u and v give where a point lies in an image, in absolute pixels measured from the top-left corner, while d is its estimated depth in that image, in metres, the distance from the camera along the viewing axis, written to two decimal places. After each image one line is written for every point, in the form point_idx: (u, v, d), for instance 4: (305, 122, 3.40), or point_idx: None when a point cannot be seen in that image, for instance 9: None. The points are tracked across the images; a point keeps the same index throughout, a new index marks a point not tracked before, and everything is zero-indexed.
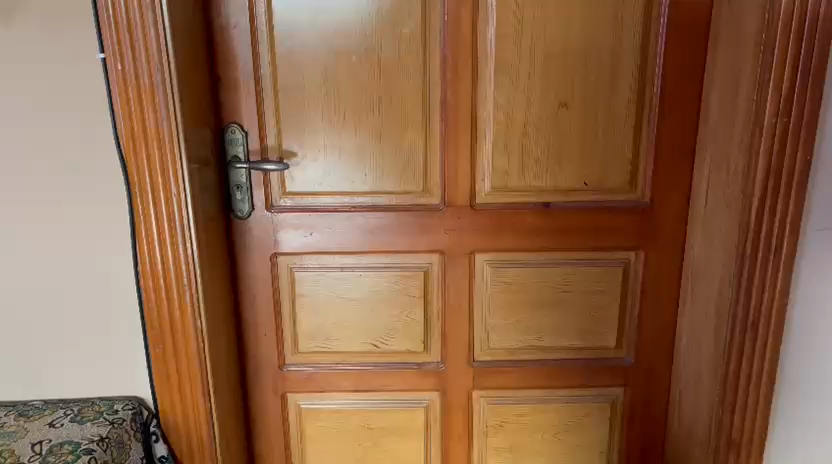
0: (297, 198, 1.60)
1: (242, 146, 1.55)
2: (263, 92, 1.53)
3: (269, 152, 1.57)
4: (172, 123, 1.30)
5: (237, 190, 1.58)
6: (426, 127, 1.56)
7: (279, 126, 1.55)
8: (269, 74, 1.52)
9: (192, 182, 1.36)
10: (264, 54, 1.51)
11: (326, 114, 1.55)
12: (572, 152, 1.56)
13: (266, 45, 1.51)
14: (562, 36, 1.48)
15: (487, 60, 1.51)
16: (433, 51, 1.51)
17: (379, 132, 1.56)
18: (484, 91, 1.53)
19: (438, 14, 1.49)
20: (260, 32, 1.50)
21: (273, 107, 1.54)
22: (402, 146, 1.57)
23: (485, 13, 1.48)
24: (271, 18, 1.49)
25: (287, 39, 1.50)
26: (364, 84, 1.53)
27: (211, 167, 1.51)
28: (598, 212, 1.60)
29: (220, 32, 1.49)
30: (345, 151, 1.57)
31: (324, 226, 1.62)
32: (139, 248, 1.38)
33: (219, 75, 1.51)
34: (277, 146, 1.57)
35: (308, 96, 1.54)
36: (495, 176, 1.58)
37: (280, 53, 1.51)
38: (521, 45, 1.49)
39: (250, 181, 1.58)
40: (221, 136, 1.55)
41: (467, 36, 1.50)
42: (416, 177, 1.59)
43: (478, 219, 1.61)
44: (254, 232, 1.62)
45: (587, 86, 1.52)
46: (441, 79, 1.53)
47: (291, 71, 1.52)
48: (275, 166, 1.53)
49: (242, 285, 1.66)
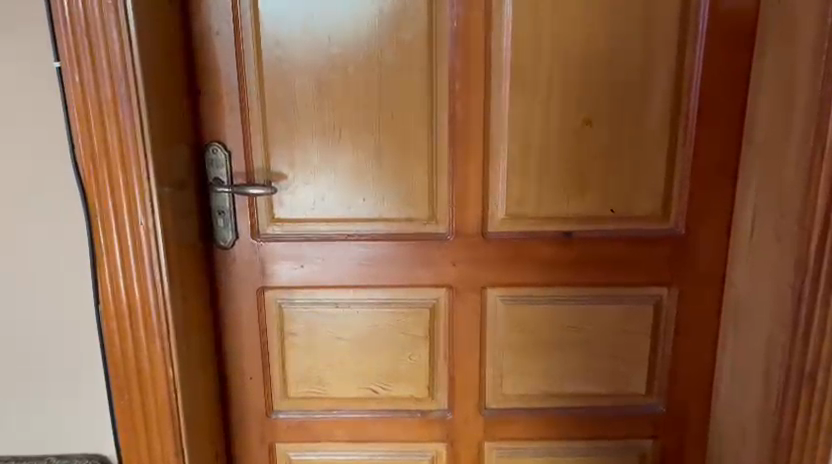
0: (286, 225, 1.43)
1: (224, 168, 1.38)
2: (248, 105, 1.36)
3: (256, 174, 1.40)
4: (138, 141, 1.13)
5: (219, 216, 1.40)
6: (432, 146, 1.38)
7: (266, 144, 1.38)
8: (255, 85, 1.35)
9: (162, 209, 1.19)
10: (249, 63, 1.34)
11: (320, 130, 1.37)
12: (597, 174, 1.38)
13: (251, 52, 1.33)
14: (586, 42, 1.31)
15: (501, 70, 1.33)
16: (440, 61, 1.34)
17: (379, 151, 1.38)
18: (498, 105, 1.35)
19: (446, 17, 1.31)
20: (245, 37, 1.33)
21: (260, 122, 1.37)
22: (404, 167, 1.39)
23: (499, 16, 1.31)
24: (257, 22, 1.32)
25: (275, 45, 1.33)
26: (361, 97, 1.35)
27: (188, 190, 1.33)
28: (626, 242, 1.42)
29: (200, 38, 1.32)
30: (341, 172, 1.40)
31: (318, 256, 1.44)
32: (101, 284, 1.20)
33: (200, 87, 1.34)
34: (264, 167, 1.39)
35: (299, 110, 1.36)
36: (510, 201, 1.40)
37: (267, 60, 1.34)
38: (539, 51, 1.32)
39: (233, 206, 1.40)
40: (202, 156, 1.37)
41: (478, 43, 1.32)
42: (421, 202, 1.41)
43: (490, 249, 1.43)
44: (239, 263, 1.44)
45: (614, 100, 1.34)
46: (449, 91, 1.35)
47: (279, 82, 1.35)
48: (265, 191, 1.36)
49: (226, 323, 1.48)
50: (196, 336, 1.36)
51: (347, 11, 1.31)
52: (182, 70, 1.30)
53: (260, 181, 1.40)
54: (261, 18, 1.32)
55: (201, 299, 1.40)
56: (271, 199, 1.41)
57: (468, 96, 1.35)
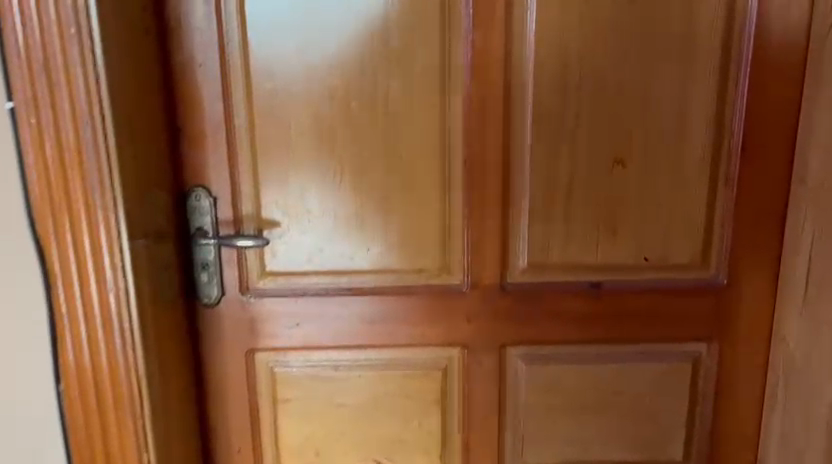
0: (280, 280, 1.26)
1: (209, 216, 1.21)
2: (237, 145, 1.20)
3: (245, 222, 1.23)
4: (107, 193, 0.96)
5: (203, 270, 1.23)
6: (444, 188, 1.23)
7: (256, 188, 1.22)
8: (244, 122, 1.19)
9: (136, 270, 1.02)
10: (236, 96, 1.18)
11: (318, 171, 1.21)
12: (629, 219, 1.23)
13: (239, 85, 1.17)
14: (618, 72, 1.17)
15: (522, 103, 1.18)
16: (454, 94, 1.19)
17: (384, 194, 1.23)
18: (519, 143, 1.20)
19: (459, 45, 1.17)
20: (232, 68, 1.17)
21: (249, 163, 1.21)
22: (413, 212, 1.24)
23: (520, 44, 1.16)
24: (246, 50, 1.16)
25: (266, 76, 1.17)
26: (365, 134, 1.20)
27: (168, 243, 1.16)
28: (661, 293, 1.27)
29: (181, 69, 1.16)
30: (342, 219, 1.24)
31: (316, 314, 1.27)
32: (62, 362, 1.01)
33: (180, 124, 1.18)
34: (254, 213, 1.23)
35: (294, 149, 1.20)
36: (532, 249, 1.25)
37: (257, 94, 1.18)
38: (565, 83, 1.17)
39: (219, 259, 1.23)
40: (182, 203, 1.20)
41: (496, 73, 1.18)
42: (432, 252, 1.25)
43: (510, 303, 1.27)
44: (225, 322, 1.27)
45: (649, 136, 1.19)
46: (464, 127, 1.20)
47: (271, 118, 1.19)
48: (255, 242, 1.20)
49: (210, 389, 1.30)
50: (177, 410, 1.18)
51: (348, 38, 1.16)
52: (160, 106, 1.14)
53: (250, 231, 1.23)
54: (250, 46, 1.16)
55: (183, 366, 1.22)
56: (262, 250, 1.24)
57: (485, 132, 1.20)
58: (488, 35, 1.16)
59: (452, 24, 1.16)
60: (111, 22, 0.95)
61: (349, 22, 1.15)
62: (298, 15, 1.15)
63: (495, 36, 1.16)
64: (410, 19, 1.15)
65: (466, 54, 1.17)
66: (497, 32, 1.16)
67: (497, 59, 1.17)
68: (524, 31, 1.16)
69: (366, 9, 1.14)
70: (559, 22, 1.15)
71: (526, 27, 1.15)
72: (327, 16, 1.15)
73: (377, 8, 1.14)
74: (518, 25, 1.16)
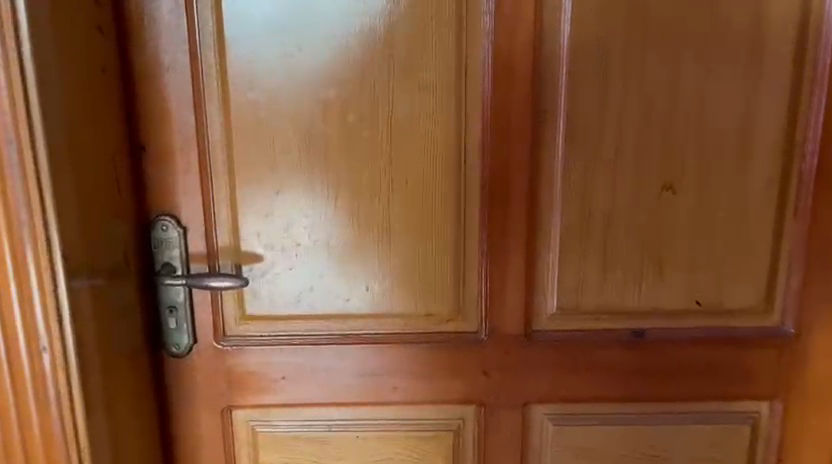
0: (262, 327, 1.06)
1: (177, 251, 1.01)
2: (211, 167, 1.00)
3: (221, 259, 1.03)
4: (39, 228, 0.76)
5: (171, 315, 1.03)
6: (459, 219, 1.03)
7: (235, 218, 1.02)
8: (220, 140, 0.99)
9: (80, 322, 0.82)
10: (210, 109, 0.98)
11: (308, 199, 1.02)
12: (679, 257, 1.03)
13: (215, 95, 0.98)
14: (669, 83, 0.97)
15: (553, 119, 0.99)
16: (471, 108, 0.99)
17: (387, 226, 1.03)
18: (548, 166, 1.01)
19: (478, 49, 0.97)
20: (205, 75, 0.97)
21: (226, 189, 1.01)
22: (421, 247, 1.04)
23: (552, 48, 0.97)
24: (223, 55, 0.97)
25: (246, 86, 0.98)
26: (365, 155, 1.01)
27: (127, 284, 0.96)
28: (716, 344, 1.06)
29: (145, 76, 0.97)
30: (337, 255, 1.04)
31: (305, 367, 1.07)
32: None
33: (143, 142, 0.98)
34: (233, 248, 1.03)
35: (280, 172, 1.01)
36: (563, 290, 1.05)
37: (236, 106, 0.98)
38: (605, 95, 0.98)
39: (190, 301, 1.03)
40: (146, 235, 1.00)
41: (523, 83, 0.99)
42: (443, 294, 1.06)
43: (536, 354, 1.07)
44: (197, 375, 1.07)
45: (705, 158, 1.00)
46: (483, 147, 1.00)
47: (253, 135, 1.00)
48: (233, 283, 1.00)
49: (180, 452, 1.10)
50: None
51: (346, 40, 0.96)
52: (117, 120, 0.94)
53: (228, 269, 1.04)
54: (228, 50, 0.97)
55: (144, 430, 1.02)
56: (242, 292, 1.04)
57: (508, 153, 1.01)
58: (513, 37, 0.97)
59: (470, 25, 0.96)
60: (46, 16, 0.76)
61: (347, 22, 0.96)
62: (286, 13, 0.95)
63: (521, 39, 0.97)
64: (420, 18, 0.96)
65: (486, 60, 0.98)
66: (524, 34, 0.97)
67: (523, 66, 0.98)
68: (557, 33, 0.96)
69: (367, 6, 0.95)
70: (599, 22, 0.95)
71: (559, 29, 0.96)
72: (320, 15, 0.96)
73: (381, 4, 0.95)
74: (550, 26, 0.96)
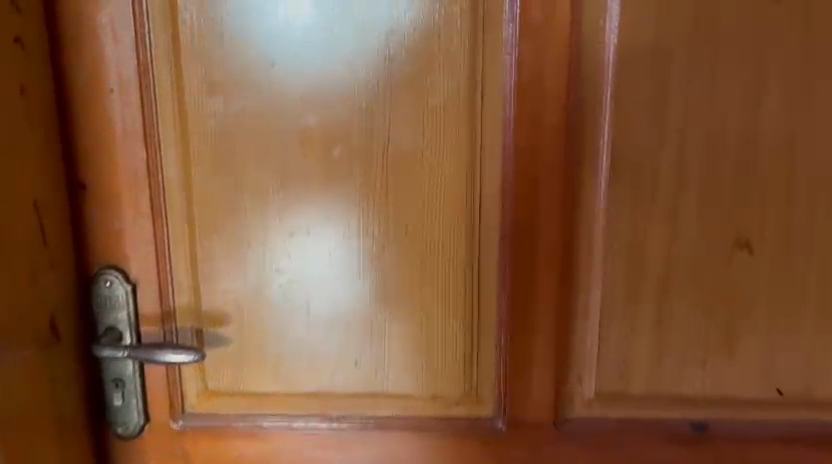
0: (228, 405, 0.86)
1: (125, 312, 0.82)
2: (166, 212, 0.81)
3: (178, 323, 0.84)
4: None
5: (117, 389, 0.84)
6: (472, 279, 0.82)
7: (195, 274, 0.83)
8: (177, 179, 0.81)
9: None
10: (163, 140, 0.79)
11: (285, 252, 0.82)
12: (754, 334, 0.80)
13: (169, 124, 0.79)
14: (745, 112, 0.75)
15: (592, 156, 0.78)
16: (489, 142, 0.79)
17: (381, 287, 0.83)
18: (586, 216, 0.79)
19: (499, 69, 0.77)
20: (157, 100, 0.78)
21: (184, 238, 0.82)
22: (424, 314, 0.83)
23: (593, 67, 0.76)
24: (180, 74, 0.78)
25: (209, 113, 0.79)
26: (355, 199, 0.81)
27: (55, 356, 0.78)
28: (799, 444, 0.83)
29: (84, 100, 0.78)
30: (319, 320, 0.84)
31: (279, 455, 0.87)
32: None
33: (83, 178, 0.80)
34: (192, 310, 0.84)
35: (249, 218, 0.82)
36: (603, 370, 0.83)
37: (196, 138, 0.80)
38: (660, 127, 0.76)
39: (139, 371, 0.85)
40: (87, 291, 0.82)
41: (555, 112, 0.77)
42: (452, 371, 0.85)
43: (566, 448, 0.85)
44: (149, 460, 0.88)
45: (791, 208, 0.77)
46: (503, 191, 0.80)
47: (216, 173, 0.81)
48: (189, 357, 0.80)
49: None
50: None
51: (332, 57, 0.77)
52: (46, 153, 0.76)
53: (185, 337, 0.84)
54: (185, 68, 0.78)
55: None
56: (203, 363, 0.85)
57: (535, 200, 0.79)
58: (542, 52, 0.76)
59: (488, 38, 0.76)
60: None
61: (333, 34, 0.77)
62: (259, 23, 0.77)
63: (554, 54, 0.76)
64: (426, 30, 0.76)
65: (507, 82, 0.77)
66: (556, 49, 0.76)
67: (555, 90, 0.77)
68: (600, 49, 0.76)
69: (360, 15, 0.76)
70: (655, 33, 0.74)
71: (602, 43, 0.75)
72: (301, 26, 0.77)
73: (378, 14, 0.76)
74: (590, 39, 0.76)
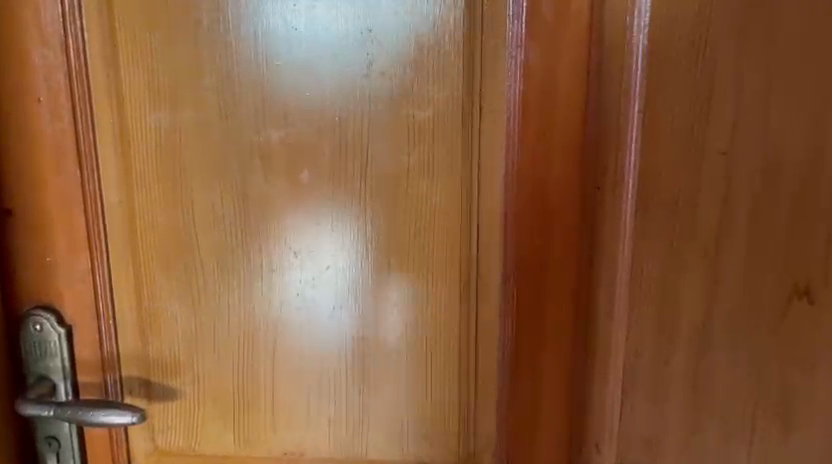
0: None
1: (59, 358, 0.70)
2: (106, 244, 0.69)
3: (124, 373, 0.72)
4: None
5: (51, 448, 0.72)
6: (469, 330, 0.68)
7: (142, 317, 0.71)
8: (119, 206, 0.68)
9: None
10: (101, 161, 0.67)
11: (247, 293, 0.69)
12: (814, 402, 0.66)
13: (109, 140, 0.67)
14: (806, 132, 0.61)
15: (613, 185, 0.64)
16: (489, 165, 0.65)
17: (360, 337, 0.69)
18: (606, 257, 0.65)
19: (501, 77, 0.63)
20: (94, 111, 0.66)
21: (129, 274, 0.70)
22: (412, 369, 0.70)
23: (617, 75, 0.62)
24: (120, 83, 0.66)
25: (156, 129, 0.67)
26: (329, 231, 0.67)
27: None
28: None
29: (8, 113, 0.66)
30: (288, 374, 0.71)
31: None
32: None
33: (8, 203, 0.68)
34: (139, 359, 0.72)
35: (204, 253, 0.69)
36: (628, 442, 0.68)
37: (141, 157, 0.67)
38: (698, 150, 0.62)
39: (78, 429, 0.72)
40: (16, 334, 0.70)
41: (569, 130, 0.63)
42: (445, 435, 0.71)
43: None
44: None
45: None
46: (506, 225, 0.66)
47: (165, 200, 0.68)
48: (129, 420, 0.68)
49: None
50: None
51: (301, 62, 0.64)
52: None
53: (133, 388, 0.72)
54: (127, 76, 0.66)
55: None
56: (152, 420, 0.73)
57: (544, 236, 0.65)
58: (554, 57, 0.62)
59: (488, 39, 0.63)
60: None
61: (302, 35, 0.64)
62: (213, 22, 0.64)
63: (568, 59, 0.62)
64: (413, 30, 0.63)
65: (511, 93, 0.63)
66: (572, 52, 0.62)
67: (569, 104, 0.63)
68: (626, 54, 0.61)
69: (334, 13, 0.63)
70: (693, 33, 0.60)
71: (628, 45, 0.61)
72: (264, 25, 0.64)
73: (355, 10, 0.63)
74: (613, 41, 0.62)
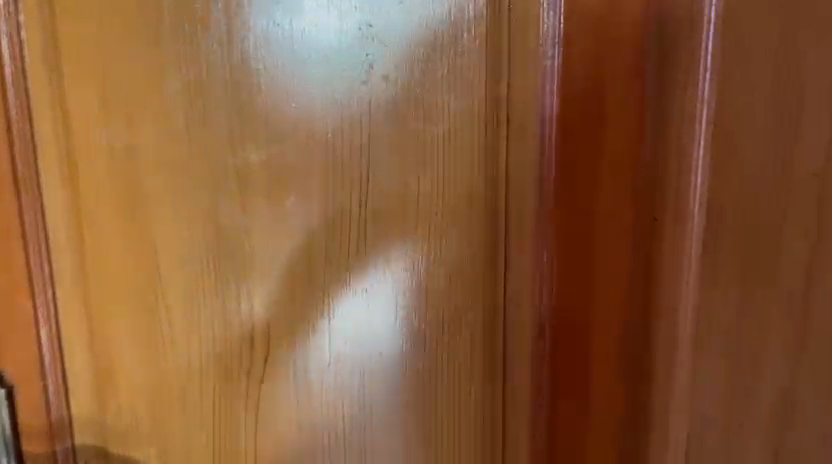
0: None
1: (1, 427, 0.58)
2: (53, 291, 0.57)
3: (78, 440, 0.60)
4: None
5: None
6: (494, 382, 0.56)
7: (98, 377, 0.59)
8: (68, 245, 0.56)
9: None
10: (46, 191, 0.55)
11: (223, 351, 0.57)
12: None
13: (53, 161, 0.55)
14: None
15: (674, 218, 0.53)
16: (518, 196, 0.53)
17: (360, 400, 0.58)
18: (663, 304, 0.54)
19: (534, 88, 0.51)
20: (33, 128, 0.54)
21: (81, 322, 0.58)
22: (422, 438, 0.58)
23: (677, 86, 0.51)
24: (67, 97, 0.54)
25: (110, 152, 0.55)
26: (321, 276, 0.55)
27: None
28: None
29: None
30: (273, 447, 0.59)
31: None
32: None
33: None
34: (95, 427, 0.59)
35: (171, 302, 0.57)
36: None
37: (92, 181, 0.55)
38: (775, 175, 0.52)
39: None
40: None
41: (619, 152, 0.52)
42: None
43: None
44: None
45: None
46: (539, 270, 0.54)
47: (124, 239, 0.56)
48: None
49: None
50: None
51: (286, 71, 0.52)
52: None
53: (89, 459, 0.60)
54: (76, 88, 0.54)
55: None
56: None
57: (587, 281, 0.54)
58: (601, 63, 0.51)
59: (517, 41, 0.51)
60: None
61: (288, 38, 0.52)
62: (179, 22, 0.52)
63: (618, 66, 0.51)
64: (425, 32, 0.51)
65: (546, 108, 0.51)
66: (623, 58, 0.51)
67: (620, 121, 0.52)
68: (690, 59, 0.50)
69: (325, 6, 0.51)
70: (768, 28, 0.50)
71: (692, 49, 0.50)
72: (242, 26, 0.52)
73: (353, 5, 0.51)
74: (675, 43, 0.50)
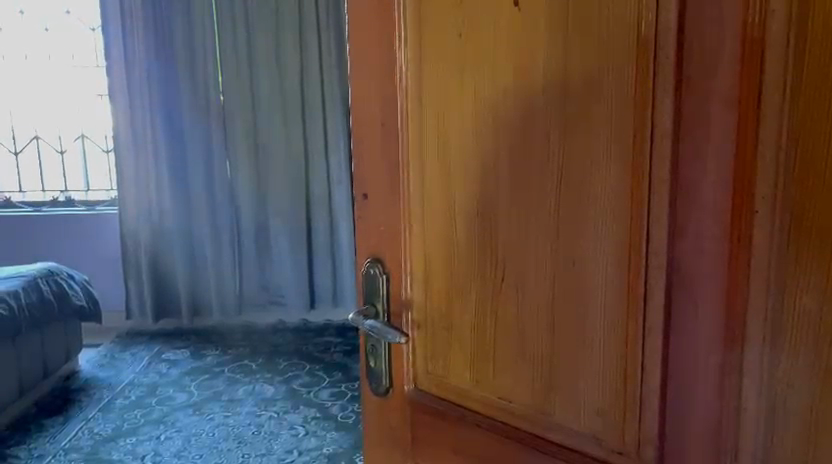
0: (532, 421, 0.96)
1: (377, 299, 1.11)
2: (368, 169, 1.08)
3: (415, 300, 1.07)
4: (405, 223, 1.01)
5: (377, 358, 1.13)
6: (611, 218, 0.83)
7: (430, 225, 1.02)
8: (384, 143, 1.05)
9: (389, 326, 1.07)
10: (406, 99, 1.01)
11: (460, 209, 0.98)
12: None
13: (407, 56, 1.00)
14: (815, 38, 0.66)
15: (691, 122, 0.75)
16: (636, 123, 0.79)
17: (571, 268, 0.88)
18: (787, 223, 0.70)
19: (637, 42, 0.77)
20: (405, 27, 0.99)
21: (411, 190, 1.03)
22: (815, 393, 0.70)
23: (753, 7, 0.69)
24: (424, 17, 0.97)
25: (380, 93, 1.04)
26: (492, 156, 0.93)
27: (372, 344, 1.13)
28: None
29: (375, 45, 1.03)
30: (498, 275, 0.96)
31: (502, 373, 0.98)
32: (394, 353, 1.11)
33: (369, 110, 1.06)
34: (411, 275, 1.06)
35: (423, 225, 1.03)
36: (748, 257, 0.73)
37: (417, 90, 0.99)
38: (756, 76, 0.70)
39: (388, 348, 1.12)
40: (365, 283, 1.12)
41: (661, 82, 0.76)
42: (598, 310, 0.86)
43: (715, 359, 0.77)
44: (474, 403, 1.02)
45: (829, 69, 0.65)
46: (642, 191, 0.80)
47: (414, 112, 1.00)
48: (398, 339, 1.05)
49: (526, 435, 0.96)
50: (451, 427, 1.04)
51: (498, 31, 0.89)
52: (388, 91, 1.03)
53: (413, 320, 1.08)
54: (380, 61, 1.03)
55: (502, 420, 0.99)
56: (418, 314, 1.07)
57: (677, 211, 0.78)
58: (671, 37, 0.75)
59: (643, 16, 0.77)
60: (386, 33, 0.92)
61: (600, 22, 0.80)
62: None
63: (666, 25, 0.75)
64: (662, 31, 0.75)
65: (646, 64, 0.77)
66: (659, 26, 0.75)
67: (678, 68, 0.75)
68: None
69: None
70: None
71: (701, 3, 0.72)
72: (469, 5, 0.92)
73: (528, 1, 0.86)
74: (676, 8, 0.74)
